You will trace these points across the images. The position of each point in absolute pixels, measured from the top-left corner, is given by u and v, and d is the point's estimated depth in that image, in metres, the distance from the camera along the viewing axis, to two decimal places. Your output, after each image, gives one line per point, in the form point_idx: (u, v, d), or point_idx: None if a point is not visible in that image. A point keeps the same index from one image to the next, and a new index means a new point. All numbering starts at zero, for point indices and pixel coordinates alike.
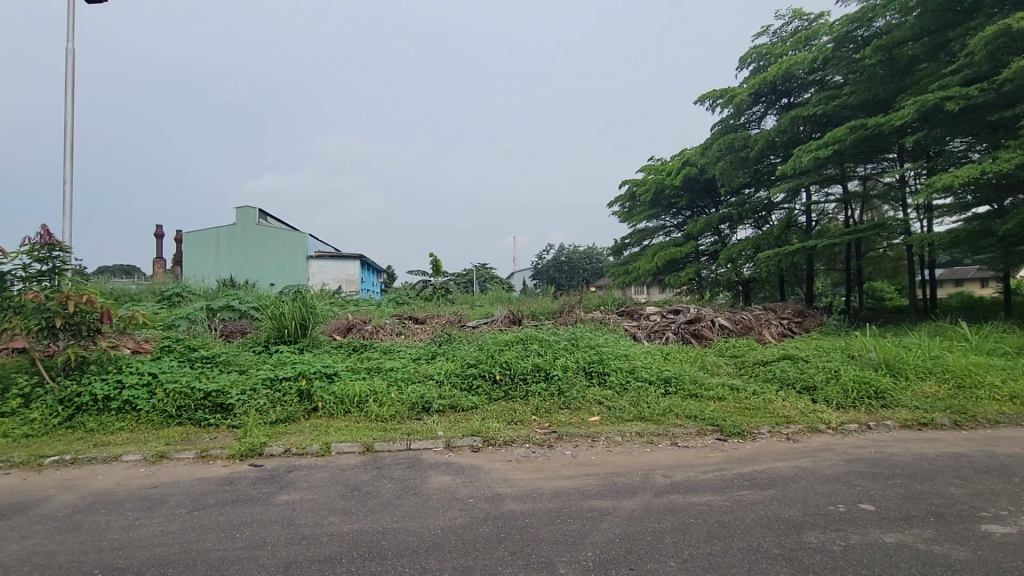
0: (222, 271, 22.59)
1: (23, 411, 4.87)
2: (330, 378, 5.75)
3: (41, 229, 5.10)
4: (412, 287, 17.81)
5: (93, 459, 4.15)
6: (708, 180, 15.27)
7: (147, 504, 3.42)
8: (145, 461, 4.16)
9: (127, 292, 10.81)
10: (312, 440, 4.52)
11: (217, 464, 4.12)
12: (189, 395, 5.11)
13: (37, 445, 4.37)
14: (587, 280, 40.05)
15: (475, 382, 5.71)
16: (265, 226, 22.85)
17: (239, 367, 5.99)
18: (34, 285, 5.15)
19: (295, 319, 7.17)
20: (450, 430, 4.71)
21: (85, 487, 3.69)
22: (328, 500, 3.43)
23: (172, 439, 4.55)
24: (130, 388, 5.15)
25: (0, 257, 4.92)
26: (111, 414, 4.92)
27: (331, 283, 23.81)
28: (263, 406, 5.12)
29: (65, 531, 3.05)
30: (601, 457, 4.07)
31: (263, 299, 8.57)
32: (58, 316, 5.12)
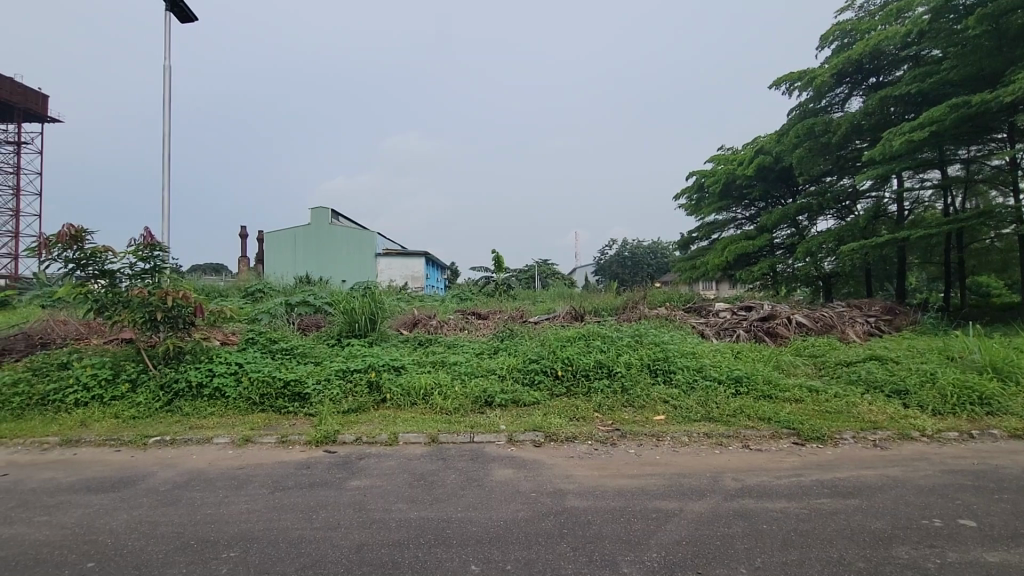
0: (298, 268, 23.99)
1: (130, 394, 5.40)
2: (397, 371, 5.99)
3: (143, 231, 5.65)
4: (474, 283, 18.13)
5: (189, 441, 4.55)
6: (784, 169, 14.40)
7: (235, 483, 3.72)
8: (233, 444, 4.51)
9: (216, 288, 11.72)
10: (381, 430, 4.72)
11: (296, 449, 4.40)
12: (270, 384, 5.49)
13: (143, 426, 4.85)
14: (652, 275, 39.04)
15: (537, 377, 5.73)
16: (336, 225, 24.02)
17: (315, 359, 6.36)
18: (139, 282, 5.70)
19: (365, 314, 7.52)
20: (513, 424, 4.76)
21: (182, 466, 4.05)
22: (396, 488, 3.58)
23: (257, 425, 4.90)
24: (220, 375, 5.60)
25: (111, 257, 5.48)
26: (204, 400, 5.37)
27: (398, 279, 24.70)
28: (336, 396, 5.41)
29: (165, 504, 3.37)
30: (667, 457, 3.97)
31: (336, 294, 9.02)
32: (158, 310, 5.65)
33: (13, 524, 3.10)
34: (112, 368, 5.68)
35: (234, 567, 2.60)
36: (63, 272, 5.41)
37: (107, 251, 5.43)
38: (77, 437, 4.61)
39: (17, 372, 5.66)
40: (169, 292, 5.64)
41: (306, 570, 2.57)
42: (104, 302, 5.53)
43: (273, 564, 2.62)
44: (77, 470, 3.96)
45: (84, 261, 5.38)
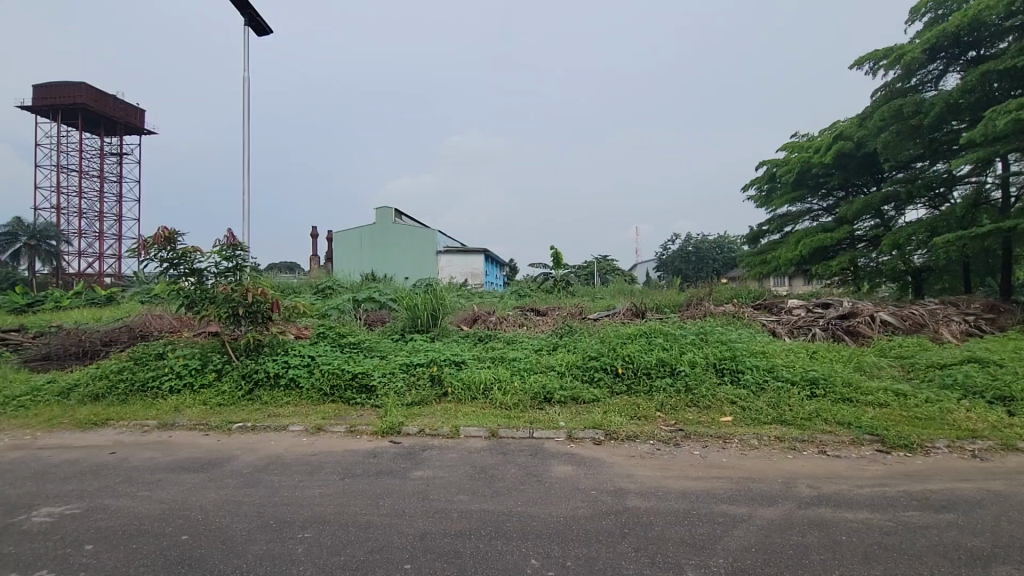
0: (365, 266, 25.09)
1: (216, 383, 5.86)
2: (457, 366, 6.12)
3: (227, 233, 6.10)
4: (532, 279, 18.18)
5: (267, 428, 4.87)
6: (867, 155, 13.38)
7: (309, 468, 3.95)
8: (306, 431, 4.79)
9: (290, 285, 12.44)
10: (443, 423, 4.84)
11: (363, 438, 4.61)
12: (339, 376, 5.78)
13: (227, 413, 5.25)
14: (718, 271, 37.48)
15: (596, 375, 5.67)
16: (400, 224, 24.86)
17: (380, 353, 6.62)
18: (223, 279, 6.16)
19: (427, 310, 7.73)
20: (572, 421, 4.74)
21: (262, 450, 4.36)
22: (457, 480, 3.66)
23: (328, 415, 5.18)
24: (295, 367, 5.96)
25: (199, 256, 5.96)
26: (281, 390, 5.74)
27: (458, 276, 25.04)
28: (400, 389, 5.61)
29: (247, 486, 3.63)
30: (735, 460, 3.80)
31: (399, 292, 9.33)
32: (240, 305, 6.10)
33: (120, 498, 3.45)
34: (201, 358, 6.17)
35: (308, 547, 2.77)
36: (159, 271, 5.94)
37: (196, 251, 5.91)
38: (171, 421, 5.06)
39: (122, 361, 6.28)
40: (250, 288, 6.12)
41: (374, 553, 2.69)
42: (194, 299, 6.03)
43: (344, 547, 2.76)
44: (172, 451, 4.35)
45: (177, 261, 5.88)
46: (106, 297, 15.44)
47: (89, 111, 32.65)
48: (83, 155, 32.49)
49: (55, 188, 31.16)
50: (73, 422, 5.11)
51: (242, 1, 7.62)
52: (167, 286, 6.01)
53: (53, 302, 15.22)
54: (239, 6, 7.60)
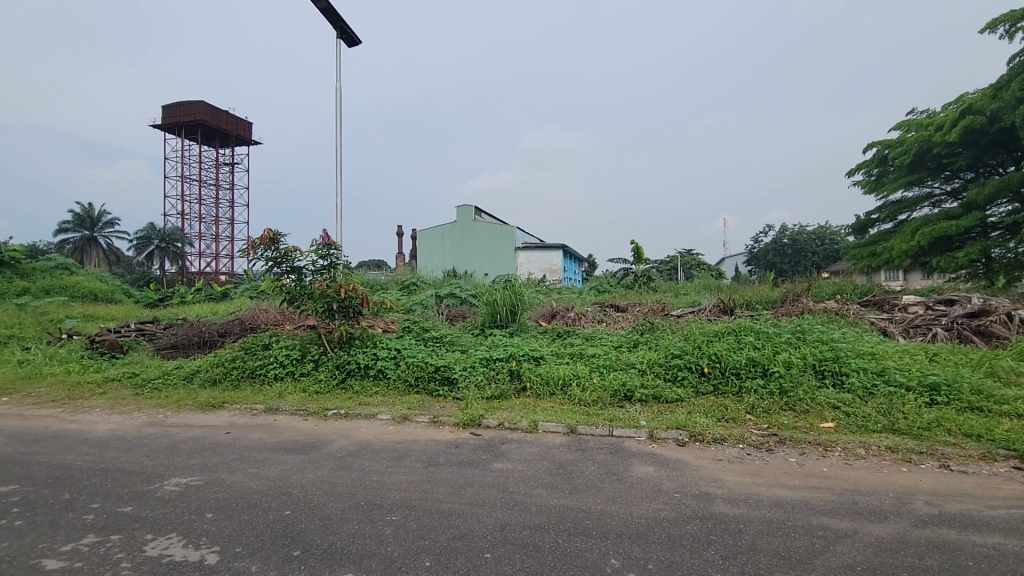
0: (447, 263, 25.95)
1: (314, 372, 6.34)
2: (536, 361, 6.16)
3: (322, 233, 6.56)
4: (612, 275, 17.85)
5: (358, 415, 5.20)
6: (1003, 131, 11.73)
7: (396, 455, 4.16)
8: (393, 420, 5.05)
9: (379, 282, 13.14)
10: (522, 417, 4.89)
11: (446, 429, 4.78)
12: (423, 368, 6.04)
13: (323, 400, 5.66)
14: (818, 265, 34.60)
15: (679, 373, 5.46)
16: (480, 222, 25.40)
17: (461, 347, 6.82)
18: (320, 276, 6.64)
19: (506, 305, 7.85)
20: (653, 421, 4.61)
21: (354, 436, 4.65)
22: (536, 474, 3.69)
23: (412, 405, 5.42)
24: (383, 360, 6.31)
25: (299, 255, 6.46)
26: (370, 380, 6.09)
27: (537, 272, 24.90)
28: (481, 382, 5.74)
29: (341, 468, 3.90)
30: (837, 470, 3.50)
31: (479, 288, 9.54)
32: (333, 300, 6.55)
33: (234, 473, 3.84)
34: (300, 349, 6.69)
35: (395, 530, 2.91)
36: (265, 269, 6.51)
37: (296, 250, 6.41)
38: (276, 406, 5.55)
39: (235, 351, 6.96)
40: (342, 285, 6.56)
41: (456, 540, 2.78)
42: (295, 294, 6.55)
43: (427, 532, 2.87)
44: (277, 434, 4.76)
45: (280, 260, 6.40)
46: (221, 294, 17.19)
47: (207, 127, 36.49)
48: (202, 167, 36.41)
49: (181, 197, 35.18)
50: (196, 404, 5.75)
51: (333, 15, 8.14)
52: (272, 283, 6.58)
53: (180, 298, 17.20)
54: (331, 20, 8.14)
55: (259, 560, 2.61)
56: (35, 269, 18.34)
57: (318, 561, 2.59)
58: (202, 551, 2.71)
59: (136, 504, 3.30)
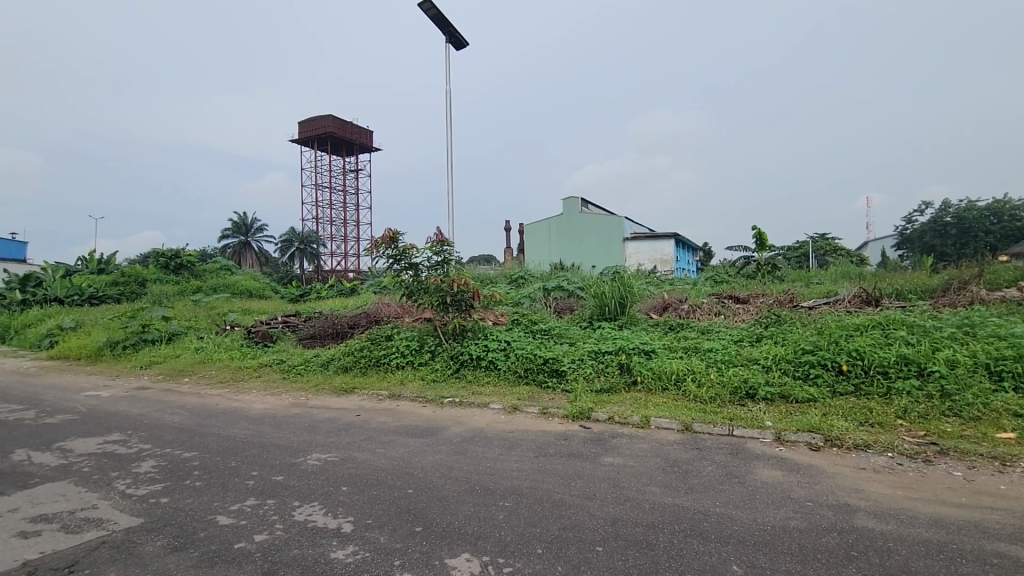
0: (554, 255, 26.11)
1: (430, 362, 6.73)
2: (647, 355, 5.97)
3: (436, 230, 6.94)
4: (731, 264, 16.67)
5: (471, 403, 5.44)
6: None
7: (508, 443, 4.29)
8: (504, 410, 5.21)
9: (488, 276, 13.55)
10: (633, 412, 4.77)
11: (555, 420, 4.82)
12: (532, 360, 6.15)
13: (440, 388, 6.01)
14: (994, 245, 29.19)
15: (810, 371, 4.96)
16: (586, 213, 25.15)
17: (569, 340, 6.83)
18: (434, 272, 7.04)
19: (614, 297, 7.70)
20: (780, 422, 4.24)
21: (468, 423, 4.87)
22: (649, 470, 3.58)
23: (522, 396, 5.55)
24: (494, 351, 6.53)
25: (416, 252, 6.90)
26: (482, 370, 6.33)
27: (647, 263, 23.73)
28: (589, 375, 5.70)
29: (457, 453, 4.10)
30: (1019, 489, 2.95)
31: (587, 280, 9.46)
32: (447, 294, 6.92)
33: (364, 452, 4.22)
34: (419, 340, 7.15)
35: (508, 515, 3.01)
36: (386, 266, 7.04)
37: (413, 248, 6.85)
38: (398, 392, 6.00)
39: (363, 341, 7.65)
40: (455, 279, 6.91)
41: (567, 530, 2.79)
42: (413, 288, 7.00)
43: (539, 520, 2.93)
44: (400, 418, 5.15)
45: (399, 257, 6.89)
46: (350, 289, 18.95)
47: (334, 138, 40.29)
48: (331, 175, 40.31)
49: (315, 203, 39.29)
50: (331, 388, 6.41)
51: (443, 21, 8.52)
52: (392, 279, 7.09)
53: (317, 294, 19.27)
54: (441, 26, 8.53)
55: (386, 533, 2.85)
56: (206, 270, 21.67)
57: (437, 538, 2.76)
58: (339, 519, 3.03)
59: (286, 474, 3.77)
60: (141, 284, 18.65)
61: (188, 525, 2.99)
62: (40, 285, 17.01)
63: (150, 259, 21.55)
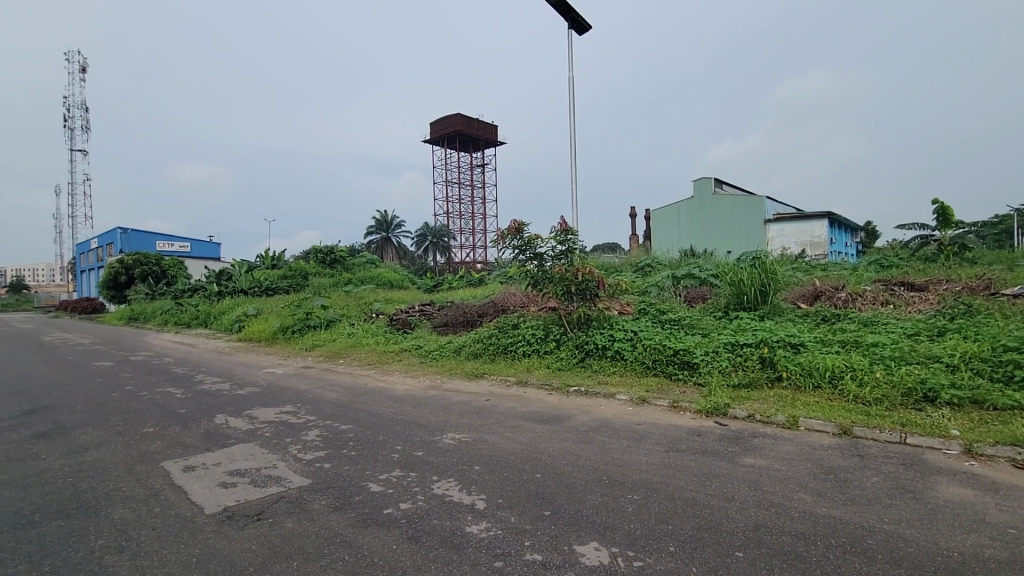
0: (684, 242, 24.79)
1: (556, 350, 6.80)
2: (794, 349, 5.40)
3: (560, 220, 6.96)
4: (901, 246, 14.34)
5: (598, 393, 5.40)
6: None
7: (636, 436, 4.17)
8: (631, 402, 5.08)
9: (613, 264, 13.29)
10: (778, 411, 4.36)
11: (688, 415, 4.58)
12: (661, 351, 5.91)
13: (566, 377, 6.05)
14: None
15: (1015, 373, 4.11)
16: (720, 195, 23.42)
17: (702, 331, 6.44)
18: (558, 261, 7.09)
19: (754, 285, 7.08)
20: (971, 432, 3.58)
21: (594, 413, 4.84)
22: (798, 475, 3.25)
23: (651, 388, 5.36)
24: (620, 341, 6.39)
25: (541, 242, 6.99)
26: (608, 360, 6.24)
27: (794, 247, 21.36)
28: (725, 369, 5.32)
29: (584, 442, 4.10)
30: None
31: (722, 267, 8.82)
32: (572, 283, 6.94)
33: (494, 435, 4.41)
34: (544, 329, 7.25)
35: (637, 508, 2.94)
36: (512, 256, 7.24)
37: (538, 238, 6.96)
38: (525, 379, 6.16)
39: (491, 329, 7.97)
40: (579, 268, 6.89)
41: (702, 531, 2.65)
42: (538, 278, 7.13)
43: (670, 516, 2.82)
44: (527, 404, 5.28)
45: (524, 247, 7.03)
46: (478, 279, 19.87)
47: (461, 136, 42.37)
48: (459, 171, 42.50)
49: (444, 199, 41.76)
50: (463, 373, 6.81)
51: (565, 7, 8.45)
52: (518, 269, 7.28)
53: (448, 284, 20.51)
54: (563, 12, 8.47)
55: (516, 513, 2.95)
56: (355, 264, 24.28)
57: (565, 524, 2.79)
58: (473, 496, 3.21)
59: (425, 451, 4.09)
60: (305, 278, 21.45)
61: (345, 489, 3.38)
62: (233, 279, 20.44)
63: (310, 255, 24.69)
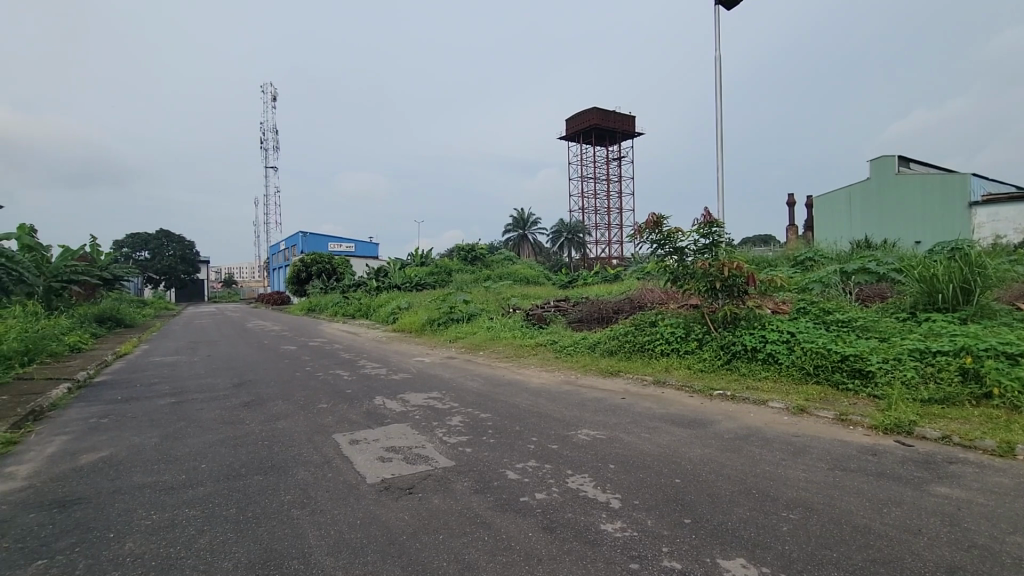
0: (856, 233, 21.64)
1: (698, 351, 6.39)
2: (1011, 360, 4.40)
3: (704, 212, 6.53)
4: None
5: (747, 399, 4.96)
6: None
7: (793, 449, 3.76)
8: (788, 411, 4.58)
9: (766, 258, 12.10)
10: (985, 434, 3.60)
11: (858, 431, 4.00)
12: (825, 356, 5.23)
13: (709, 379, 5.67)
14: None
15: None
16: (905, 176, 19.97)
17: (880, 335, 5.56)
18: (701, 256, 6.67)
19: (952, 281, 5.91)
20: None
21: (743, 420, 4.46)
22: (1014, 515, 2.64)
23: (812, 396, 4.78)
24: (774, 343, 5.81)
25: (682, 235, 6.63)
26: (759, 364, 5.71)
27: (1013, 230, 16.70)
28: (911, 380, 4.54)
29: (730, 451, 3.80)
30: None
31: (908, 260, 7.52)
32: (717, 280, 6.48)
33: (630, 434, 4.31)
34: (685, 327, 6.87)
35: (794, 528, 2.64)
36: (650, 251, 6.98)
37: (678, 232, 6.62)
38: (663, 379, 5.91)
39: (627, 326, 7.76)
40: (726, 263, 6.40)
41: (876, 565, 2.29)
42: (678, 274, 6.81)
43: (835, 542, 2.49)
44: (666, 406, 5.06)
45: (663, 242, 6.74)
46: (613, 275, 19.58)
47: (598, 130, 41.91)
48: (595, 166, 42.13)
49: (579, 195, 41.74)
50: (598, 370, 6.75)
51: None
52: (656, 264, 7.01)
53: (583, 280, 20.50)
54: None
55: (653, 517, 2.84)
56: (494, 261, 25.48)
57: (708, 534, 2.62)
58: (608, 494, 3.17)
59: (560, 444, 4.13)
60: (449, 274, 23.08)
61: (485, 473, 3.57)
62: (389, 275, 22.74)
63: (454, 253, 26.44)
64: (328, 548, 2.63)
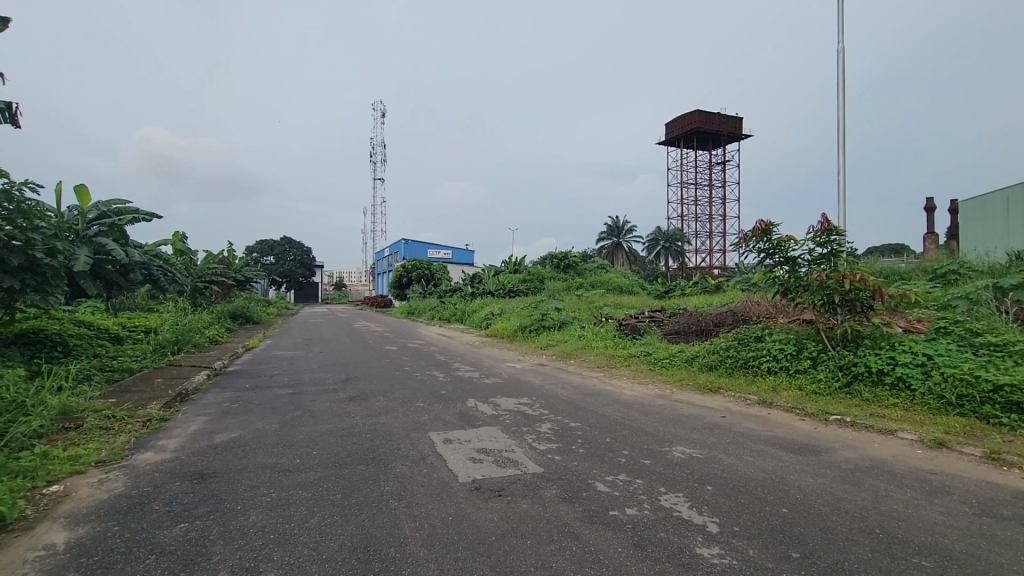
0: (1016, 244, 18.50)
1: (812, 370, 5.84)
2: None
3: (821, 218, 6.00)
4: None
5: (871, 427, 4.45)
6: None
7: (927, 487, 3.30)
8: (922, 444, 4.04)
9: (897, 271, 10.81)
10: None
11: (1015, 473, 3.43)
12: (972, 384, 4.56)
13: (825, 403, 5.14)
14: None
15: None
16: None
17: None
18: (817, 266, 6.12)
19: None
20: None
21: (865, 450, 4.00)
22: None
23: (954, 429, 4.18)
24: (905, 366, 5.16)
25: (794, 244, 6.13)
26: (886, 388, 5.10)
27: None
28: None
29: (848, 483, 3.43)
30: None
31: None
32: (836, 293, 5.90)
33: (730, 456, 4.04)
34: (796, 344, 6.33)
35: None
36: (757, 261, 6.53)
37: (790, 240, 6.13)
38: (770, 400, 5.47)
39: (729, 340, 7.29)
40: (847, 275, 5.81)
41: None
42: (790, 286, 6.29)
43: None
44: (771, 428, 4.69)
45: (772, 251, 6.28)
46: (715, 286, 18.56)
47: (700, 133, 40.06)
48: (695, 172, 40.28)
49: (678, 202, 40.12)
50: (695, 385, 6.41)
51: None
52: (764, 275, 6.54)
53: (681, 290, 19.65)
54: None
55: (755, 546, 2.65)
56: (587, 269, 25.26)
57: (817, 572, 2.39)
58: (704, 517, 3.00)
59: (653, 460, 3.99)
60: (542, 281, 23.26)
61: (574, 482, 3.55)
62: (483, 281, 23.41)
63: (547, 260, 26.57)
64: (421, 540, 2.76)
